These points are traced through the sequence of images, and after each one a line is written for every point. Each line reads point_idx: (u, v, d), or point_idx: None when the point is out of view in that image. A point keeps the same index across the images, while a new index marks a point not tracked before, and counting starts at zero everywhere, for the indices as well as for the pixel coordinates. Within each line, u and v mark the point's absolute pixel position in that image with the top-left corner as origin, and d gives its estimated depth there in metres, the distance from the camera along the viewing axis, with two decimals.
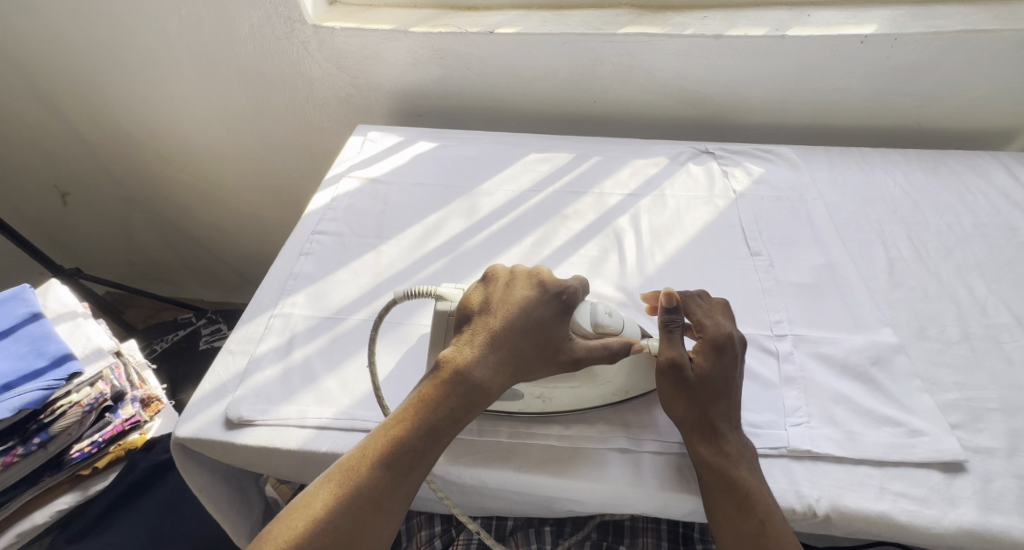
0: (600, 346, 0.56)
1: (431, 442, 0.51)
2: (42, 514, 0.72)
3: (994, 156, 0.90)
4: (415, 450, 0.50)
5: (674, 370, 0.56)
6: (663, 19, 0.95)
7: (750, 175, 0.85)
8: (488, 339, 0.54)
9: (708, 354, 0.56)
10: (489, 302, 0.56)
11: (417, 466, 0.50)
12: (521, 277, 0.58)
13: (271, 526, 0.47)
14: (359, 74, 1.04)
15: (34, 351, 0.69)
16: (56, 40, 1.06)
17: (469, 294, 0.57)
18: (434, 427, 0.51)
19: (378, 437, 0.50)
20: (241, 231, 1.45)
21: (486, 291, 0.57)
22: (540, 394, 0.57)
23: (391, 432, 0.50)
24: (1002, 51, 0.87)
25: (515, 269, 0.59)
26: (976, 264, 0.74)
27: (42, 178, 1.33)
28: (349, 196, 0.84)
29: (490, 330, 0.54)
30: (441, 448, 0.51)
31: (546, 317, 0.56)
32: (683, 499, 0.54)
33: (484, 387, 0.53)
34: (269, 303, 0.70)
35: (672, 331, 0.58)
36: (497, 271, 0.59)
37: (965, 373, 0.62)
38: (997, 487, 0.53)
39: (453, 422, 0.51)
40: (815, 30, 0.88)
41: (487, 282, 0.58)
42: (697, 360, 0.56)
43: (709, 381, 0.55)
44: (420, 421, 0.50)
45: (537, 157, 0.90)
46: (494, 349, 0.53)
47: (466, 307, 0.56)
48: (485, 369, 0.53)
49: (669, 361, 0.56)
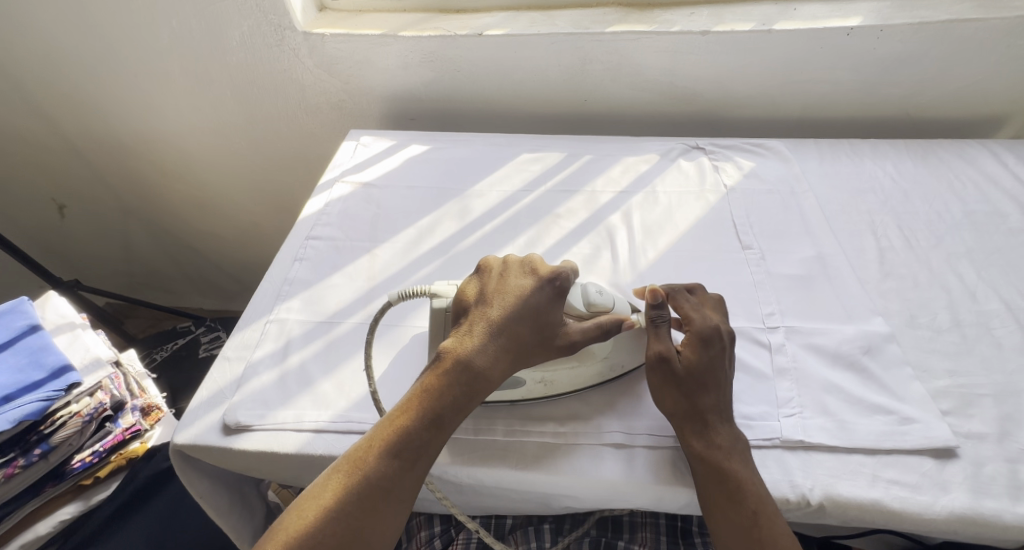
0: (593, 326, 0.56)
1: (437, 431, 0.51)
2: (45, 524, 0.72)
3: (982, 144, 0.90)
4: (422, 439, 0.51)
5: (662, 363, 0.57)
6: (649, 16, 0.95)
7: (740, 169, 0.86)
8: (487, 329, 0.55)
9: (695, 347, 0.57)
10: (484, 293, 0.57)
11: (424, 455, 0.51)
12: (513, 268, 0.59)
13: (282, 516, 0.48)
14: (350, 78, 1.04)
15: (33, 363, 0.70)
16: (50, 53, 1.06)
17: (463, 289, 0.58)
18: (438, 416, 0.51)
19: (384, 427, 0.51)
20: (240, 240, 1.46)
21: (480, 284, 0.58)
22: (541, 379, 0.58)
23: (397, 422, 0.51)
24: (988, 39, 0.88)
25: (506, 260, 0.60)
26: (966, 251, 0.74)
27: (41, 191, 1.34)
28: (343, 200, 0.84)
29: (488, 320, 0.55)
30: (448, 438, 0.52)
31: (542, 303, 0.56)
32: (678, 492, 0.54)
33: (487, 375, 0.53)
34: (265, 309, 0.70)
35: (658, 326, 0.59)
36: (488, 264, 0.60)
37: (956, 359, 0.62)
38: (988, 471, 0.53)
39: (459, 411, 0.52)
40: (802, 24, 0.89)
41: (480, 275, 0.59)
42: (685, 352, 0.57)
43: (697, 373, 0.56)
44: (426, 411, 0.51)
45: (529, 157, 0.91)
46: (495, 338, 0.54)
47: (462, 301, 0.57)
48: (487, 358, 0.53)
49: (658, 355, 0.57)
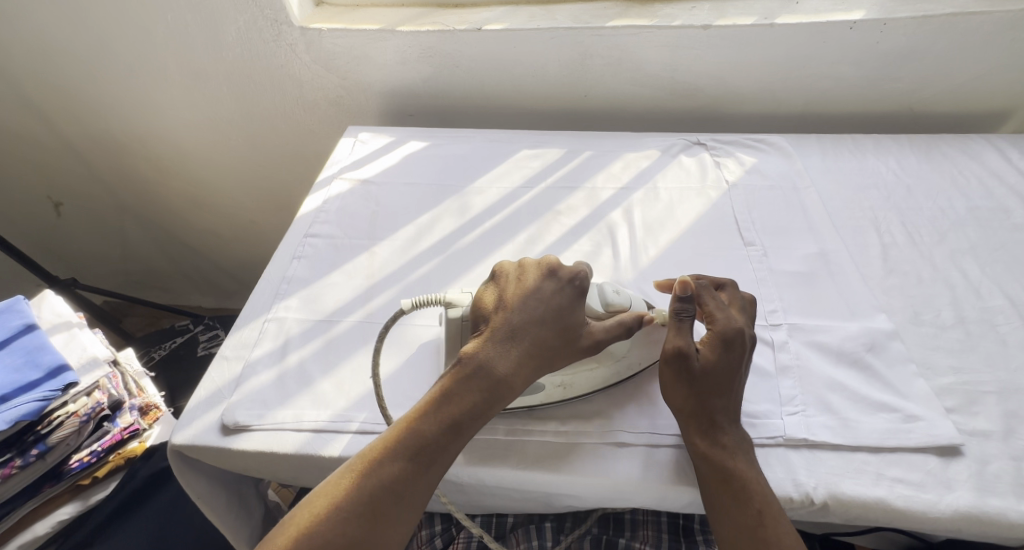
0: (615, 324, 0.56)
1: (453, 435, 0.51)
2: (43, 525, 0.71)
3: (986, 139, 0.90)
4: (438, 443, 0.50)
5: (679, 359, 0.55)
6: (650, 10, 0.94)
7: (742, 165, 0.85)
8: (506, 333, 0.54)
9: (716, 348, 0.56)
10: (504, 296, 0.57)
11: (439, 459, 0.50)
12: (533, 270, 0.59)
13: (293, 514, 0.48)
14: (348, 74, 1.03)
15: (29, 363, 0.69)
16: (44, 47, 1.05)
17: (483, 292, 0.57)
18: (455, 421, 0.51)
19: (399, 429, 0.51)
20: (238, 238, 1.45)
21: (499, 287, 0.58)
22: (560, 383, 0.57)
23: (412, 424, 0.51)
24: (992, 32, 0.87)
25: (527, 262, 0.60)
26: (970, 248, 0.74)
27: (36, 188, 1.33)
28: (341, 197, 0.84)
29: (507, 323, 0.55)
30: (463, 444, 0.51)
31: (562, 308, 0.56)
32: (681, 491, 0.54)
33: (505, 380, 0.53)
34: (263, 307, 0.70)
35: (682, 320, 0.58)
36: (509, 266, 0.59)
37: (960, 356, 0.62)
38: (993, 469, 0.53)
39: (475, 416, 0.52)
40: (804, 18, 0.88)
41: (500, 278, 0.59)
42: (703, 352, 0.56)
43: (713, 375, 0.54)
44: (442, 414, 0.51)
45: (529, 153, 0.90)
46: (513, 342, 0.54)
47: (481, 304, 0.56)
48: (505, 362, 0.53)
49: (674, 350, 0.56)
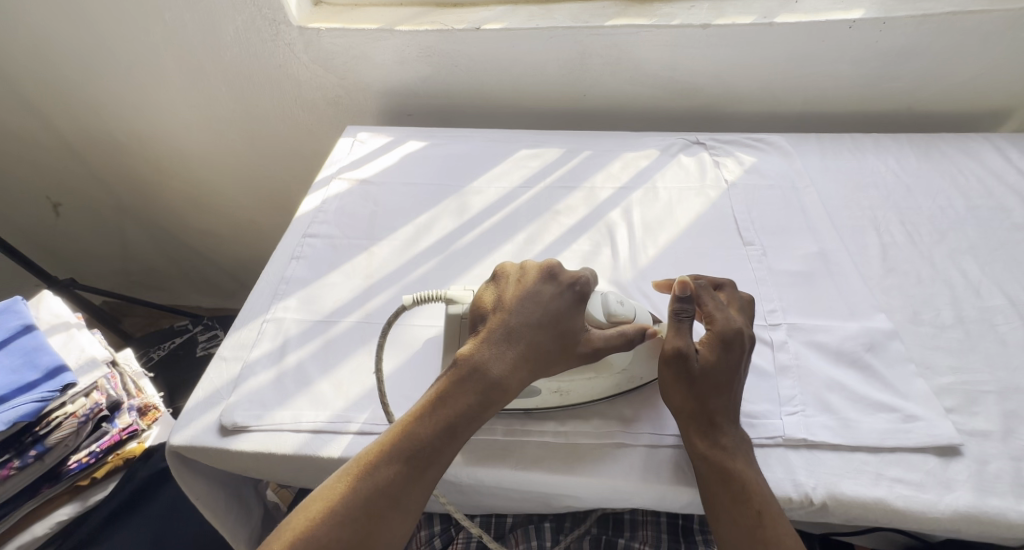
0: (615, 334, 0.56)
1: (448, 439, 0.50)
2: (42, 526, 0.71)
3: (986, 138, 0.89)
4: (433, 447, 0.50)
5: (679, 360, 0.55)
6: (649, 9, 0.94)
7: (741, 165, 0.85)
8: (503, 335, 0.54)
9: (715, 348, 0.56)
10: (502, 298, 0.57)
11: (434, 462, 0.50)
12: (532, 272, 0.59)
13: (290, 516, 0.48)
14: (347, 74, 1.03)
15: (27, 363, 0.69)
16: (41, 47, 1.04)
17: (481, 294, 0.57)
18: (450, 424, 0.51)
19: (395, 432, 0.51)
20: (237, 238, 1.45)
21: (498, 290, 0.58)
22: (556, 389, 0.56)
23: (408, 427, 0.51)
24: (992, 31, 0.87)
25: (526, 265, 0.60)
26: (969, 247, 0.73)
27: (34, 188, 1.33)
28: (340, 197, 0.83)
29: (505, 326, 0.54)
30: (459, 447, 0.51)
31: (561, 311, 0.56)
32: (680, 491, 0.54)
33: (501, 383, 0.52)
34: (261, 308, 0.70)
35: (681, 321, 0.58)
36: (508, 268, 0.59)
37: (960, 356, 0.62)
38: (993, 469, 0.53)
39: (470, 419, 0.51)
40: (804, 17, 0.87)
41: (499, 281, 0.59)
42: (703, 352, 0.56)
43: (713, 375, 0.54)
44: (438, 417, 0.51)
45: (527, 153, 0.90)
46: (510, 344, 0.54)
47: (479, 306, 0.56)
48: (501, 365, 0.53)
49: (674, 350, 0.56)
